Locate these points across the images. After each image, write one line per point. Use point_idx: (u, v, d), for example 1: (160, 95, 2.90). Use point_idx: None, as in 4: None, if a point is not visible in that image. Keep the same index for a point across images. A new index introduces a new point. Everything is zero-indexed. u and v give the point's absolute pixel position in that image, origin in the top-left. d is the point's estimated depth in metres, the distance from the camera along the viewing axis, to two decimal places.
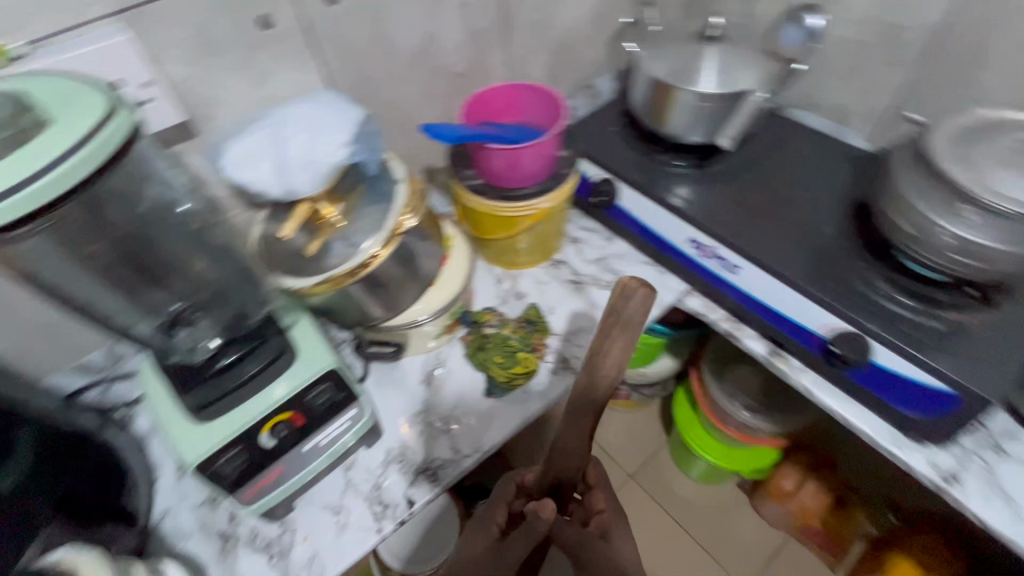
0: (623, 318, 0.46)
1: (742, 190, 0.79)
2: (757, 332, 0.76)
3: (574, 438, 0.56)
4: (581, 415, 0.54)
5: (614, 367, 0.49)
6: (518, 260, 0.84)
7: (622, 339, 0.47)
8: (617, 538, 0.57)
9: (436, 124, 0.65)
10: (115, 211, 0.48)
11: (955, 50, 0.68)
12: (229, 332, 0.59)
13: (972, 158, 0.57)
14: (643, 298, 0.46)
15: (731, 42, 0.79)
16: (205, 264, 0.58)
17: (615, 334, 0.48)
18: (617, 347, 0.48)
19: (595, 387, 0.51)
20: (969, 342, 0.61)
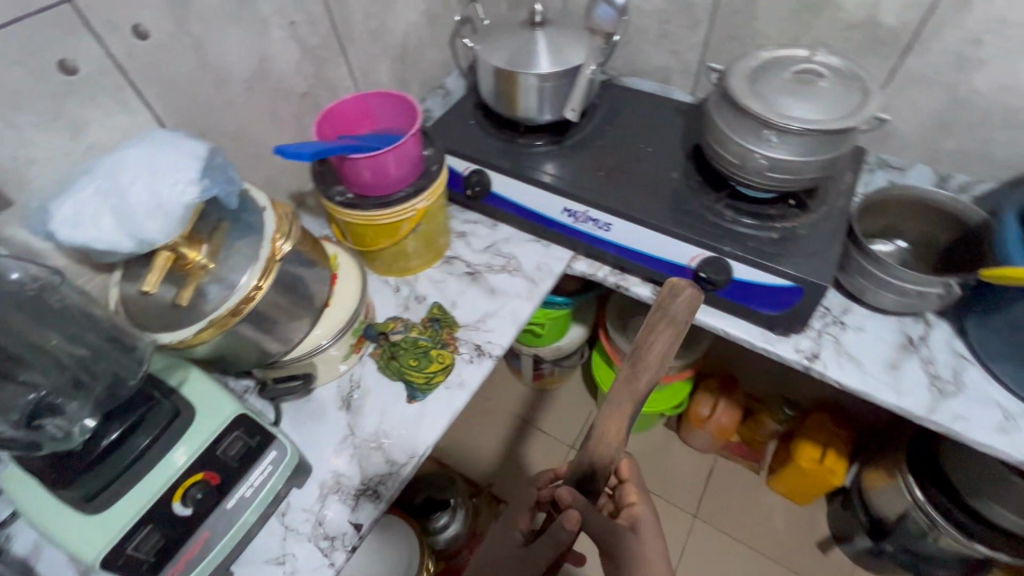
0: (669, 315, 0.57)
1: (598, 156, 0.87)
2: (640, 278, 0.84)
3: (613, 427, 0.60)
4: (620, 405, 0.59)
5: (659, 353, 0.58)
6: (411, 265, 0.85)
7: (667, 333, 0.57)
8: (645, 527, 0.65)
9: (290, 145, 0.63)
10: None
11: (733, 6, 0.81)
12: (105, 407, 0.54)
13: (764, 92, 0.68)
14: (688, 298, 0.56)
15: (556, 25, 0.86)
16: (58, 340, 0.54)
17: (662, 329, 0.57)
18: (662, 339, 0.57)
19: (637, 377, 0.58)
20: (799, 242, 0.73)
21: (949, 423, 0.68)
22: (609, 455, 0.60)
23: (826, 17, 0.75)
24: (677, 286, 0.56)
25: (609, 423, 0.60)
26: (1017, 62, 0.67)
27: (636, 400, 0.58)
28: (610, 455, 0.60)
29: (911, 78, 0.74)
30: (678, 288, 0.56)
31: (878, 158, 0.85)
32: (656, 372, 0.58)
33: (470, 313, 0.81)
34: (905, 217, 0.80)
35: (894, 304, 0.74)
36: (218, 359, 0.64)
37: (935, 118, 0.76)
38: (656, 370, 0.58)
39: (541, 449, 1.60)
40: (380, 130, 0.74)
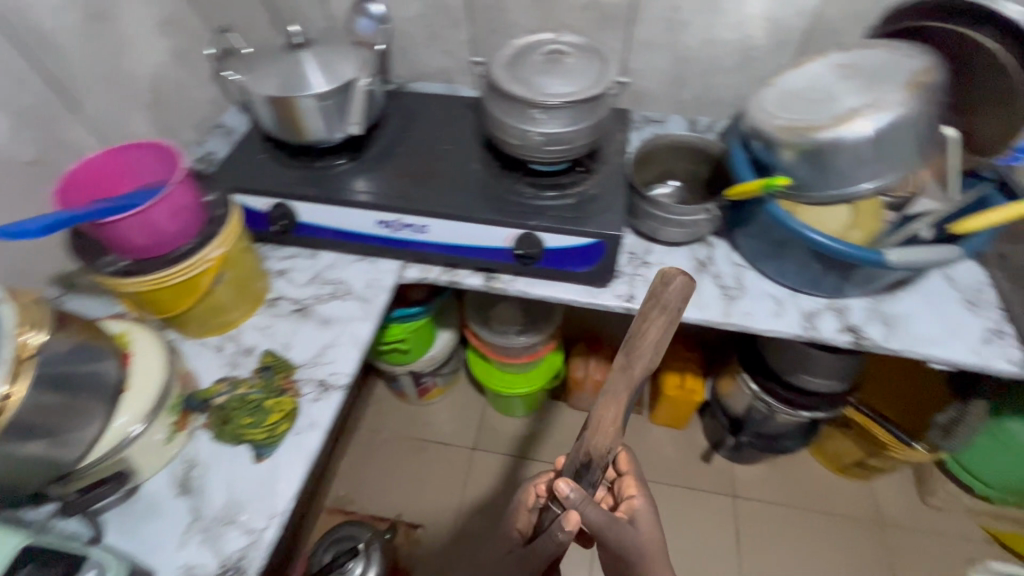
0: (661, 301, 0.57)
1: (400, 165, 0.88)
2: (470, 269, 0.87)
3: (608, 412, 0.60)
4: (617, 393, 0.60)
5: (652, 342, 0.58)
6: (229, 318, 0.78)
7: (660, 318, 0.57)
8: (641, 521, 0.75)
9: (19, 222, 0.54)
10: None
11: (484, 3, 0.87)
12: None
13: (522, 77, 0.74)
14: (680, 285, 0.56)
15: (321, 44, 0.84)
16: None
17: (655, 315, 0.57)
18: (655, 326, 0.57)
19: (633, 362, 0.58)
20: (591, 203, 0.81)
21: (742, 320, 0.81)
22: (607, 446, 0.61)
23: (563, 1, 0.83)
24: (669, 274, 0.56)
25: (604, 412, 0.60)
26: (711, 19, 0.81)
27: (633, 388, 0.59)
28: (607, 446, 0.61)
29: (644, 44, 0.86)
30: (669, 278, 0.57)
31: (643, 115, 0.97)
32: (654, 358, 0.59)
33: (307, 351, 0.77)
34: (672, 161, 0.93)
35: (680, 235, 0.86)
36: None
37: (671, 74, 0.90)
38: (650, 357, 0.58)
39: (442, 460, 1.60)
40: (144, 185, 0.67)
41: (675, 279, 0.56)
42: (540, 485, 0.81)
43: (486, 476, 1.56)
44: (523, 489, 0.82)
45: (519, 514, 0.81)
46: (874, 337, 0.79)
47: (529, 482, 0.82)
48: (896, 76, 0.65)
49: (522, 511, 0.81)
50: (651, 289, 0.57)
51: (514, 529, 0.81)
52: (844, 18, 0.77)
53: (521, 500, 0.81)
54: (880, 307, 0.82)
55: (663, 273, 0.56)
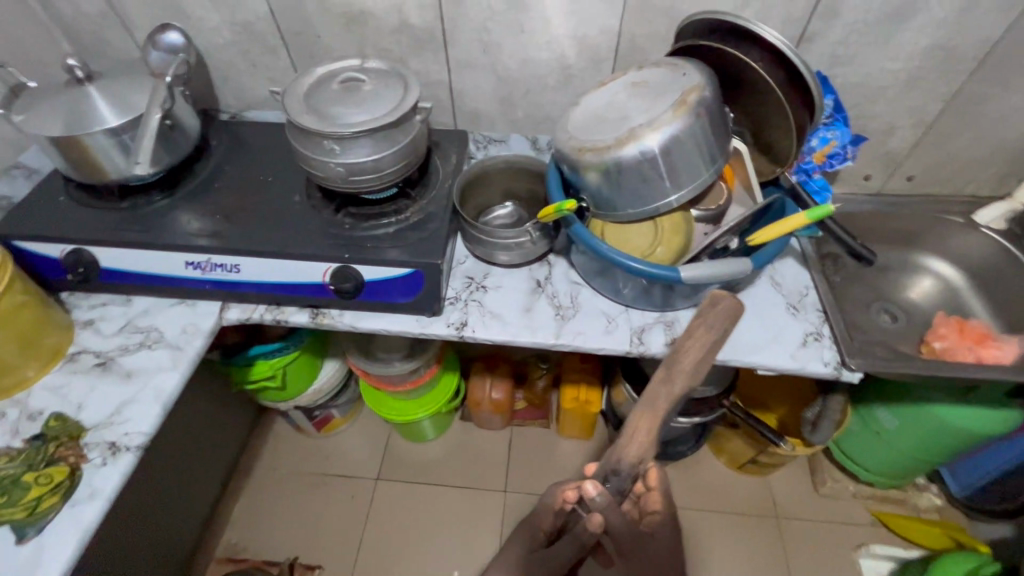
0: (707, 322, 0.51)
1: (217, 200, 0.83)
2: (296, 306, 0.82)
3: (643, 425, 0.56)
4: (652, 409, 0.55)
5: (691, 363, 0.52)
6: (12, 379, 0.71)
7: (700, 337, 0.51)
8: (661, 539, 0.70)
9: None
10: None
11: (294, 31, 0.83)
12: None
13: (317, 107, 0.71)
14: (730, 305, 0.50)
15: (112, 77, 0.78)
16: None
17: (699, 334, 0.51)
18: (698, 346, 0.52)
19: (672, 383, 0.53)
20: (412, 231, 0.79)
21: (572, 341, 0.80)
22: (638, 456, 0.58)
23: (372, 27, 0.81)
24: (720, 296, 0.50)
25: (639, 423, 0.56)
26: (522, 40, 0.80)
27: (673, 405, 0.54)
28: (640, 455, 0.58)
29: (464, 65, 0.85)
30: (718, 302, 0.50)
31: (483, 135, 0.95)
32: (695, 379, 0.54)
33: (101, 410, 0.70)
34: (510, 181, 0.91)
35: (514, 256, 0.85)
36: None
37: (499, 95, 0.89)
38: (690, 377, 0.53)
39: (344, 495, 1.52)
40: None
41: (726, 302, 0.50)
42: (570, 496, 0.68)
43: (391, 508, 1.50)
44: (552, 487, 0.70)
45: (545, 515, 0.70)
46: None
47: (561, 483, 0.69)
48: (671, 94, 0.67)
49: (549, 510, 0.70)
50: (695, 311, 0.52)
51: (539, 529, 0.71)
52: (645, 36, 0.79)
53: (549, 499, 0.70)
54: None
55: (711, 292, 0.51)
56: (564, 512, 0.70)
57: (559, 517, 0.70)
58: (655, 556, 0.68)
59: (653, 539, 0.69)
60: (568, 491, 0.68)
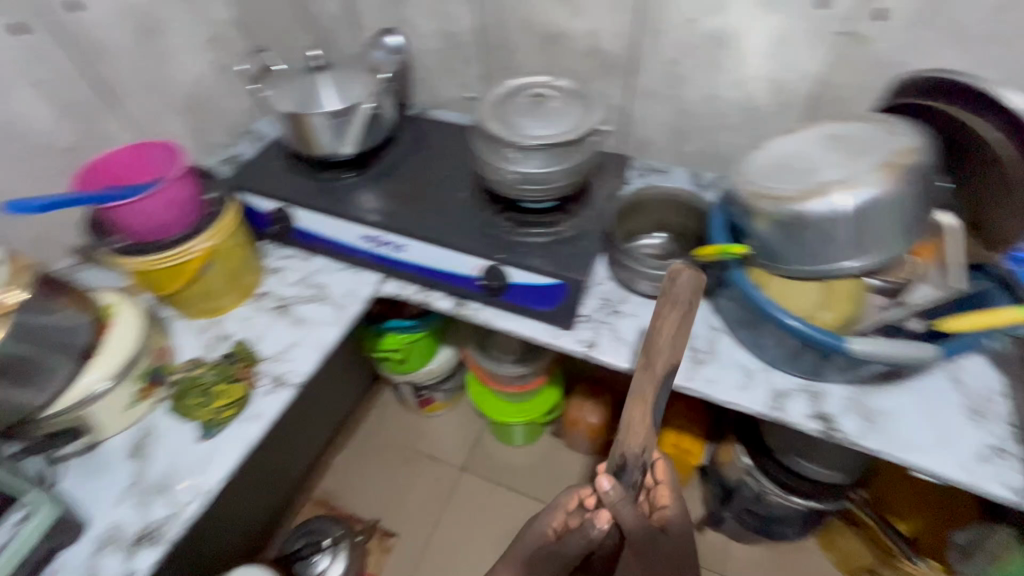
0: (672, 296, 0.62)
1: (396, 185, 0.93)
2: (443, 292, 0.89)
3: (636, 416, 0.65)
4: (642, 392, 0.65)
5: (665, 337, 0.63)
6: (217, 304, 0.85)
7: (672, 313, 0.63)
8: (673, 531, 0.73)
9: (21, 199, 0.61)
10: None
11: (494, 44, 0.90)
12: None
13: (506, 116, 0.77)
14: (690, 278, 0.62)
15: (338, 68, 0.91)
16: None
17: (668, 311, 0.63)
18: (670, 321, 0.63)
19: (654, 357, 0.64)
20: (563, 244, 0.82)
21: (701, 387, 0.77)
22: (639, 443, 0.65)
23: (565, 48, 0.85)
24: (679, 273, 0.62)
25: (634, 413, 0.65)
26: (711, 75, 0.79)
27: (657, 384, 0.64)
28: (642, 445, 0.65)
29: (645, 93, 0.86)
30: (677, 278, 0.62)
31: (646, 163, 0.95)
32: (673, 355, 0.64)
33: (274, 346, 0.82)
34: (665, 213, 0.90)
35: (656, 288, 0.83)
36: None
37: (672, 126, 0.88)
38: (668, 353, 0.63)
39: (430, 476, 1.59)
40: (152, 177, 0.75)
41: (685, 278, 0.62)
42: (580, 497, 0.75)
43: (468, 503, 1.54)
44: (567, 491, 0.76)
45: (555, 516, 0.76)
46: (848, 431, 0.71)
47: (573, 487, 0.76)
48: (872, 153, 0.62)
49: (558, 511, 0.76)
50: (660, 293, 0.63)
51: (547, 530, 0.75)
52: (852, 85, 0.73)
53: (560, 502, 0.76)
54: (864, 399, 0.74)
55: (677, 272, 0.63)
56: (572, 514, 0.76)
57: (569, 520, 0.76)
58: (666, 547, 0.72)
59: (666, 532, 0.72)
60: (583, 495, 0.75)
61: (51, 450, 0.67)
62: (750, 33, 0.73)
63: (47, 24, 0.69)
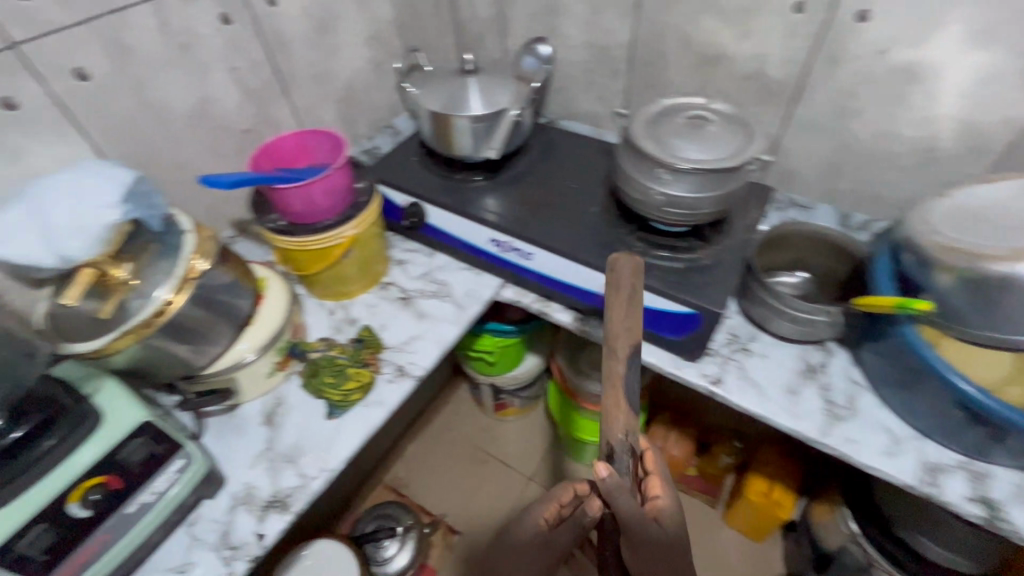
0: (618, 287, 0.60)
1: (527, 192, 0.93)
2: (563, 305, 0.89)
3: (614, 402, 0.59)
4: (614, 372, 0.60)
5: (621, 321, 0.60)
6: (347, 289, 0.89)
7: (621, 301, 0.60)
8: (668, 522, 0.60)
9: (214, 174, 0.66)
10: None
11: (646, 61, 0.89)
12: (14, 411, 0.55)
13: (660, 136, 0.75)
14: (631, 267, 0.60)
15: (487, 73, 0.92)
16: None
17: (618, 299, 0.60)
18: (620, 308, 0.60)
19: (615, 345, 0.60)
20: (700, 272, 0.78)
21: (841, 446, 0.70)
22: (622, 426, 0.59)
23: (725, 71, 0.82)
24: (617, 261, 0.61)
25: (612, 400, 0.60)
26: (890, 111, 0.74)
27: (631, 366, 0.60)
28: (626, 429, 0.60)
29: (804, 123, 0.81)
30: (619, 267, 0.61)
31: (788, 197, 0.90)
32: (632, 337, 0.60)
33: (398, 335, 0.85)
34: (808, 251, 0.84)
35: (793, 331, 0.78)
36: (134, 371, 0.66)
37: (829, 161, 0.83)
38: (628, 337, 0.60)
39: (498, 480, 1.60)
40: (315, 161, 0.81)
41: (625, 264, 0.60)
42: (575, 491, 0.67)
43: None
44: (562, 483, 0.68)
45: (547, 505, 0.67)
46: (1019, 524, 0.62)
47: (567, 483, 0.68)
48: None
49: (551, 501, 0.67)
50: (608, 287, 0.61)
51: (539, 520, 0.66)
52: None
53: (554, 492, 0.68)
54: None
55: (615, 263, 0.61)
56: (566, 506, 0.68)
57: (561, 512, 0.68)
58: (667, 541, 0.60)
59: (661, 526, 0.59)
60: (579, 486, 0.67)
61: (202, 407, 0.72)
62: (948, 70, 0.67)
63: (248, 15, 0.74)
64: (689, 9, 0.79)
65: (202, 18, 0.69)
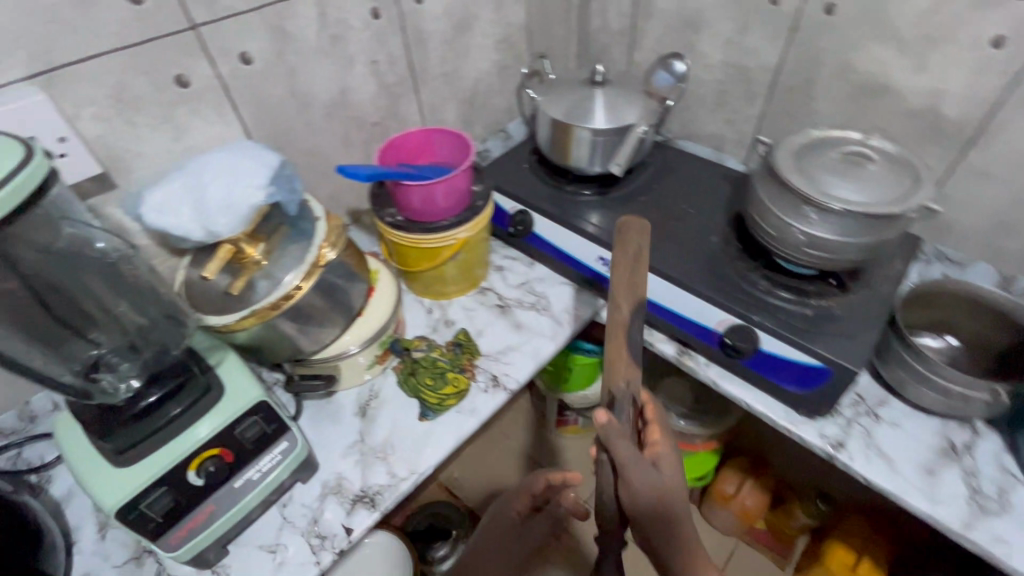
0: (625, 244, 0.58)
1: (641, 212, 0.89)
2: (666, 336, 0.84)
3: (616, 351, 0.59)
4: (619, 322, 0.58)
5: (625, 277, 0.58)
6: (446, 290, 0.89)
7: (627, 260, 0.58)
8: (666, 468, 0.61)
9: (351, 165, 0.67)
10: (26, 250, 0.47)
11: (792, 86, 0.82)
12: (150, 372, 0.57)
13: (809, 170, 0.68)
14: (638, 224, 0.59)
15: (615, 86, 0.89)
16: (126, 308, 0.57)
17: (623, 260, 0.58)
18: (624, 266, 0.58)
19: (623, 297, 0.58)
20: (834, 322, 0.71)
21: (988, 546, 0.61)
22: (625, 376, 0.59)
23: (885, 105, 0.75)
24: (626, 222, 0.58)
25: (614, 352, 0.59)
26: None
27: (635, 315, 0.59)
28: (628, 379, 0.59)
29: (975, 171, 0.72)
30: (628, 228, 0.58)
31: (936, 250, 0.81)
32: (636, 293, 0.59)
33: (494, 343, 0.83)
34: (956, 314, 0.75)
35: (937, 403, 0.69)
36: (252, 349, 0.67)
37: (999, 215, 0.73)
38: (635, 290, 0.59)
39: None
40: (436, 160, 0.81)
41: (632, 226, 0.58)
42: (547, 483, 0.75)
43: None
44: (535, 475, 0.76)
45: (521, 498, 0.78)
46: None
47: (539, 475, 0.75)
48: None
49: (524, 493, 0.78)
50: (617, 250, 0.58)
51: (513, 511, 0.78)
52: None
53: (528, 484, 0.77)
54: None
55: (622, 231, 0.58)
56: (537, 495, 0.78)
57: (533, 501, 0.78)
58: (669, 491, 0.58)
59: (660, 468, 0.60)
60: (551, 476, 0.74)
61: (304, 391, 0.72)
62: None
63: (397, 12, 0.75)
64: (855, 35, 0.73)
65: (356, 11, 0.70)
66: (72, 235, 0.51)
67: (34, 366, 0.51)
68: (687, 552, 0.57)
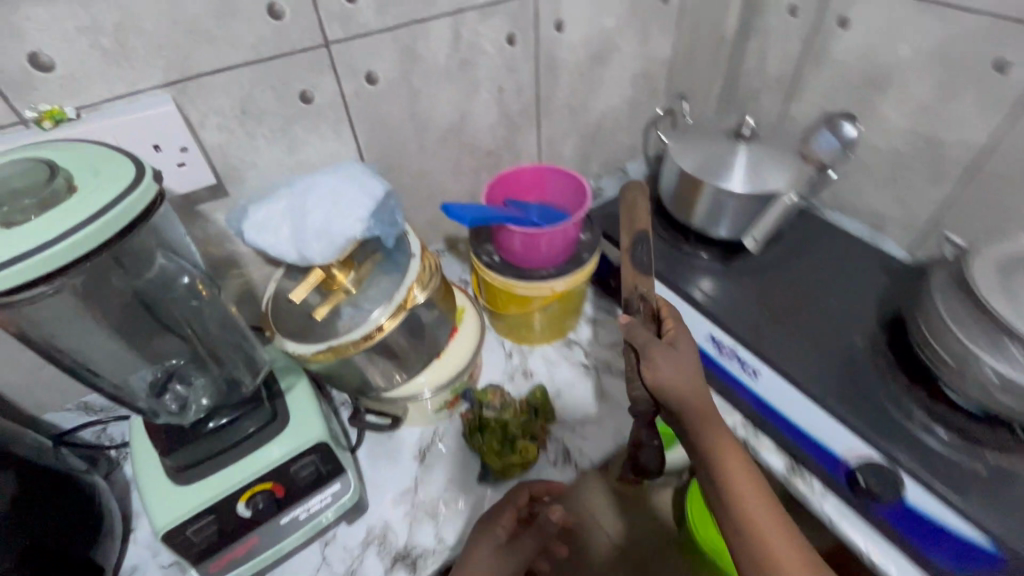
0: (630, 198, 0.75)
1: (769, 291, 0.77)
2: (775, 445, 0.70)
3: (629, 268, 0.69)
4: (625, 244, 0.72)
5: (634, 219, 0.73)
6: (531, 336, 0.82)
7: (632, 201, 0.75)
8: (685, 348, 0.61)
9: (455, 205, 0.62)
10: (119, 277, 0.44)
11: (1000, 174, 0.66)
12: (221, 395, 0.55)
13: (1018, 292, 0.53)
14: (638, 185, 0.76)
15: (764, 141, 0.77)
16: (212, 326, 0.53)
17: (632, 207, 0.74)
18: (632, 210, 0.74)
19: (632, 230, 0.72)
20: (1015, 491, 0.56)
21: None
22: (637, 283, 0.68)
23: None
24: (629, 187, 0.76)
25: (628, 268, 0.70)
26: None
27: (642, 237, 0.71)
28: (640, 282, 0.68)
29: None
30: (631, 188, 0.77)
31: None
32: (642, 226, 0.72)
33: (572, 409, 0.75)
34: None
35: None
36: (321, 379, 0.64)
37: None
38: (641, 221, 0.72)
39: None
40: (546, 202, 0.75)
41: (634, 185, 0.76)
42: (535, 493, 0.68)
43: None
44: (515, 487, 0.66)
45: (505, 513, 0.64)
46: None
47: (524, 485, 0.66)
48: None
49: (508, 508, 0.64)
50: (623, 202, 0.76)
51: (498, 530, 0.63)
52: None
53: (511, 495, 0.65)
54: None
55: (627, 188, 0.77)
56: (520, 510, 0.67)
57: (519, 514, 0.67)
58: (688, 363, 0.59)
59: (679, 347, 0.61)
60: (536, 485, 0.67)
61: (367, 426, 0.68)
62: None
63: (535, 40, 0.69)
64: None
65: (492, 37, 0.65)
66: (162, 268, 0.46)
67: (112, 385, 0.48)
68: (711, 436, 0.56)
